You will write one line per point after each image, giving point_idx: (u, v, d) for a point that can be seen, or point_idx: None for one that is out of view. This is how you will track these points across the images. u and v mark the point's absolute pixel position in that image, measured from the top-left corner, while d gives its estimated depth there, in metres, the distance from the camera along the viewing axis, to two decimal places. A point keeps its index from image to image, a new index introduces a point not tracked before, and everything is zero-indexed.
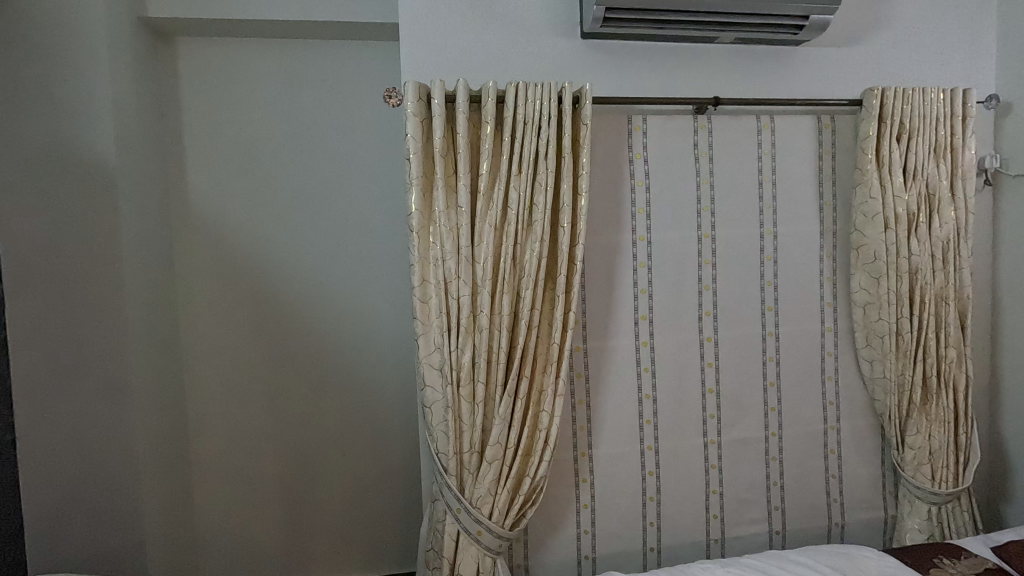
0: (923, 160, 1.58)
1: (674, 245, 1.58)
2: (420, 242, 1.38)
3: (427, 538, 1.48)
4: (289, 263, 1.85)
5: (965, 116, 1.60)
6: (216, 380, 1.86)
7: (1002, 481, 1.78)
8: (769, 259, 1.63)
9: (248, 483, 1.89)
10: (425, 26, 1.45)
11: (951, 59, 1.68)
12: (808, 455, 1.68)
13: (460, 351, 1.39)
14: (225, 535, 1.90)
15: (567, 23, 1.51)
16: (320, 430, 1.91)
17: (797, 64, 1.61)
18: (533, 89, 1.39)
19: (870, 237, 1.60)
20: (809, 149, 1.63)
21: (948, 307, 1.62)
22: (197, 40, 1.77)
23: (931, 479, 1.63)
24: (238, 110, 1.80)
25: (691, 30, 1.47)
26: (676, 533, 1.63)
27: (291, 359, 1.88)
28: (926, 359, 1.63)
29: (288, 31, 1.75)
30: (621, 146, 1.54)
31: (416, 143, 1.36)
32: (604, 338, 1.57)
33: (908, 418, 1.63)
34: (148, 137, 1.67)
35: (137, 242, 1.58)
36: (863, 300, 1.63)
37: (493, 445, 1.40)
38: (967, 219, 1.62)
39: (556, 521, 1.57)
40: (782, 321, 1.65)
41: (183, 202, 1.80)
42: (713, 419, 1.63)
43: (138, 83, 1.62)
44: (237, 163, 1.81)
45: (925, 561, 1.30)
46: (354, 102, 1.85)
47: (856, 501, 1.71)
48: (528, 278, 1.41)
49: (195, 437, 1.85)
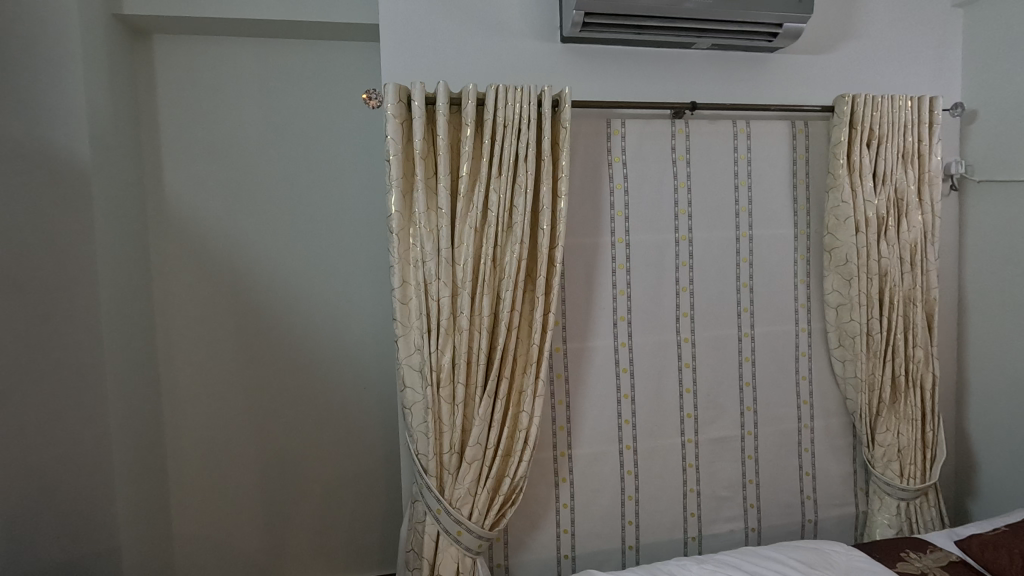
0: (892, 165, 1.63)
1: (652, 248, 1.61)
2: (400, 244, 1.38)
3: (407, 540, 1.48)
4: (268, 264, 1.84)
5: (931, 123, 1.65)
6: (193, 382, 1.83)
7: (968, 477, 1.83)
8: (745, 260, 1.66)
9: (227, 486, 1.87)
10: (405, 27, 1.45)
11: (920, 68, 1.73)
12: (782, 453, 1.72)
13: (440, 352, 1.40)
14: (201, 538, 1.88)
15: (546, 27, 1.53)
16: (301, 432, 1.90)
17: (772, 71, 1.65)
18: (513, 92, 1.40)
19: (842, 240, 1.64)
20: (783, 154, 1.67)
21: (916, 308, 1.67)
22: (174, 38, 1.75)
23: (899, 475, 1.68)
24: (217, 109, 1.79)
25: (669, 36, 1.50)
26: (654, 531, 1.65)
27: (271, 361, 1.87)
28: (895, 359, 1.68)
29: (268, 30, 1.74)
30: (600, 149, 1.56)
31: (396, 144, 1.36)
32: (583, 339, 1.58)
33: (878, 417, 1.68)
34: (122, 136, 1.64)
35: (113, 242, 1.56)
36: (836, 301, 1.68)
37: (473, 445, 1.41)
38: (934, 223, 1.67)
39: (536, 520, 1.58)
40: (757, 322, 1.68)
41: (159, 201, 1.78)
42: (690, 419, 1.66)
43: (113, 81, 1.60)
44: (216, 163, 1.79)
45: (893, 555, 1.34)
46: (334, 102, 1.84)
47: (828, 498, 1.75)
48: (508, 279, 1.42)
49: (172, 439, 1.83)
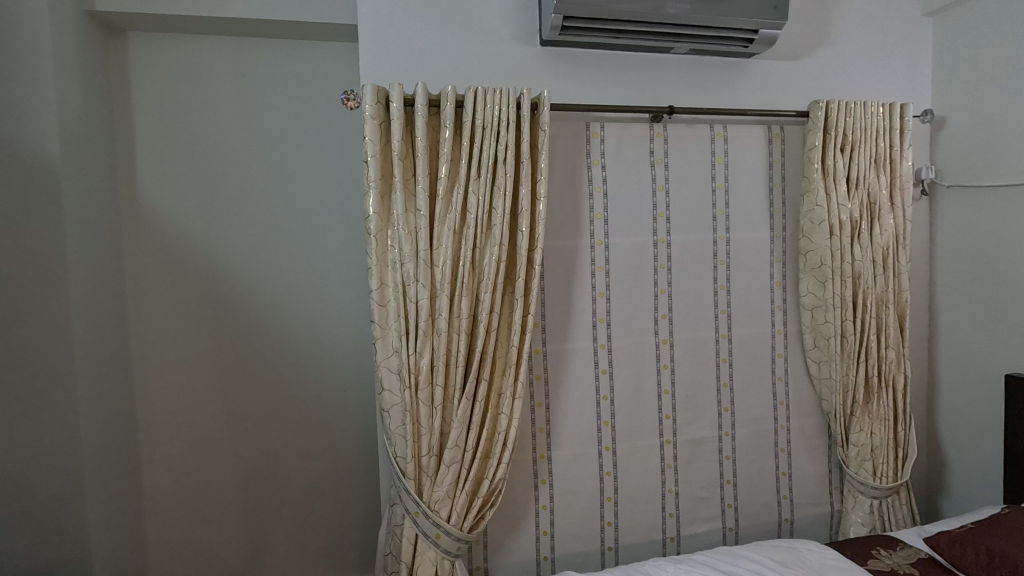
0: (865, 170, 1.66)
1: (631, 251, 1.62)
2: (378, 246, 1.38)
3: (385, 543, 1.47)
4: (246, 265, 1.82)
5: (902, 129, 1.68)
6: (169, 385, 1.80)
7: (938, 476, 1.87)
8: (722, 263, 1.68)
9: (202, 490, 1.84)
10: (384, 29, 1.45)
11: (892, 75, 1.77)
12: (759, 453, 1.74)
13: (418, 355, 1.39)
14: (176, 544, 1.84)
15: (525, 30, 1.54)
16: (280, 435, 1.88)
17: (749, 76, 1.68)
18: (492, 94, 1.40)
19: (816, 243, 1.67)
20: (760, 159, 1.69)
21: (889, 310, 1.70)
22: (149, 35, 1.73)
23: (872, 474, 1.71)
24: (193, 108, 1.76)
25: (647, 40, 1.52)
26: (633, 532, 1.66)
27: (248, 363, 1.85)
28: (868, 360, 1.71)
29: (245, 29, 1.72)
30: (579, 152, 1.57)
31: (374, 145, 1.35)
32: (563, 341, 1.59)
33: (852, 417, 1.71)
34: (96, 135, 1.61)
35: (84, 242, 1.53)
36: (811, 303, 1.70)
37: (451, 448, 1.41)
38: (905, 226, 1.70)
39: (514, 522, 1.58)
40: (734, 324, 1.70)
41: (133, 201, 1.75)
42: (669, 420, 1.67)
43: (85, 78, 1.57)
44: (192, 163, 1.77)
45: (863, 552, 1.36)
46: (313, 103, 1.83)
47: (804, 498, 1.77)
48: (486, 281, 1.42)
49: (145, 442, 1.80)
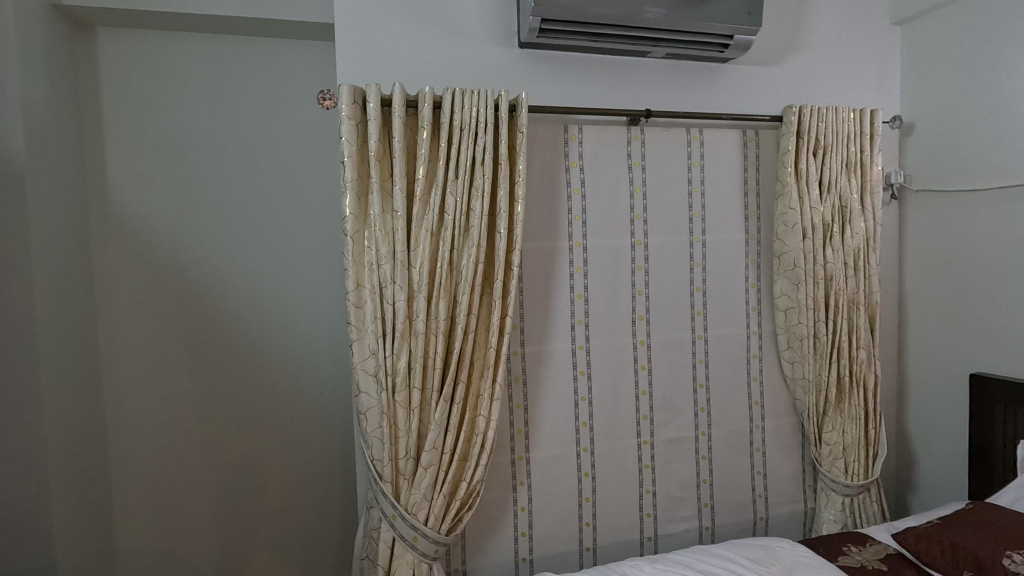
0: (836, 174, 1.69)
1: (609, 252, 1.63)
2: (354, 247, 1.37)
3: (362, 547, 1.46)
4: (220, 266, 1.79)
5: (872, 134, 1.73)
6: (139, 388, 1.76)
7: (908, 473, 1.92)
8: (698, 265, 1.70)
9: (174, 495, 1.80)
10: (361, 28, 1.43)
11: (862, 82, 1.82)
12: (735, 453, 1.76)
13: (395, 357, 1.38)
14: (147, 550, 1.80)
15: (504, 32, 1.54)
16: (253, 440, 1.85)
17: (724, 80, 1.70)
18: (470, 95, 1.39)
19: (790, 246, 1.69)
20: (735, 162, 1.72)
21: (860, 311, 1.73)
22: (119, 31, 1.69)
23: (845, 472, 1.75)
24: (165, 106, 1.73)
25: (624, 44, 1.53)
26: (611, 532, 1.67)
27: (222, 366, 1.81)
28: (840, 360, 1.74)
29: (219, 26, 1.69)
30: (557, 154, 1.58)
31: (351, 146, 1.34)
32: (541, 342, 1.59)
33: (824, 416, 1.74)
34: (62, 132, 1.57)
35: (49, 241, 1.49)
36: (785, 304, 1.73)
37: (429, 450, 1.40)
38: (876, 229, 1.74)
39: (493, 525, 1.58)
40: (711, 325, 1.72)
41: (102, 200, 1.71)
42: (646, 420, 1.68)
43: (51, 73, 1.53)
44: (163, 162, 1.74)
45: (835, 549, 1.39)
46: (290, 101, 1.81)
47: (778, 496, 1.80)
48: (464, 283, 1.42)
49: (115, 446, 1.76)
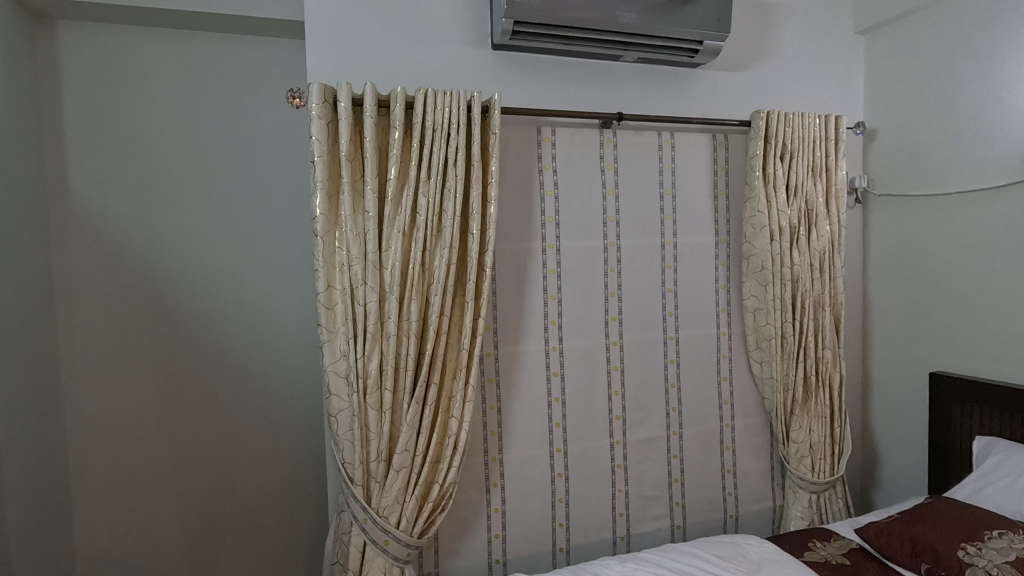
0: (802, 178, 1.74)
1: (581, 254, 1.64)
2: (325, 247, 1.35)
3: (333, 551, 1.44)
4: (187, 266, 1.75)
5: (837, 140, 1.77)
6: (101, 392, 1.71)
7: (872, 470, 1.97)
8: (670, 267, 1.73)
9: (139, 501, 1.76)
10: (332, 26, 1.42)
11: (827, 89, 1.87)
12: (707, 452, 1.78)
13: (366, 359, 1.37)
14: (109, 560, 1.74)
15: (476, 34, 1.54)
16: (221, 444, 1.81)
17: (694, 85, 1.73)
18: (442, 96, 1.39)
19: (758, 248, 1.73)
20: (705, 166, 1.75)
21: (825, 312, 1.78)
22: (80, 25, 1.64)
23: (811, 470, 1.79)
24: (129, 103, 1.69)
25: (595, 47, 1.54)
26: (584, 532, 1.68)
27: (189, 369, 1.77)
28: (806, 360, 1.78)
29: (186, 22, 1.66)
30: (531, 156, 1.58)
31: (321, 145, 1.33)
32: (514, 343, 1.59)
33: (792, 415, 1.78)
34: (20, 128, 1.52)
35: (6, 240, 1.45)
36: (754, 305, 1.77)
37: (400, 453, 1.39)
38: (841, 232, 1.79)
39: (466, 527, 1.57)
40: (681, 325, 1.75)
41: (63, 198, 1.65)
42: (619, 420, 1.70)
43: (8, 67, 1.48)
44: (127, 160, 1.69)
45: (801, 545, 1.42)
46: (260, 100, 1.78)
47: (748, 494, 1.83)
48: (437, 284, 1.41)
49: (75, 453, 1.70)
